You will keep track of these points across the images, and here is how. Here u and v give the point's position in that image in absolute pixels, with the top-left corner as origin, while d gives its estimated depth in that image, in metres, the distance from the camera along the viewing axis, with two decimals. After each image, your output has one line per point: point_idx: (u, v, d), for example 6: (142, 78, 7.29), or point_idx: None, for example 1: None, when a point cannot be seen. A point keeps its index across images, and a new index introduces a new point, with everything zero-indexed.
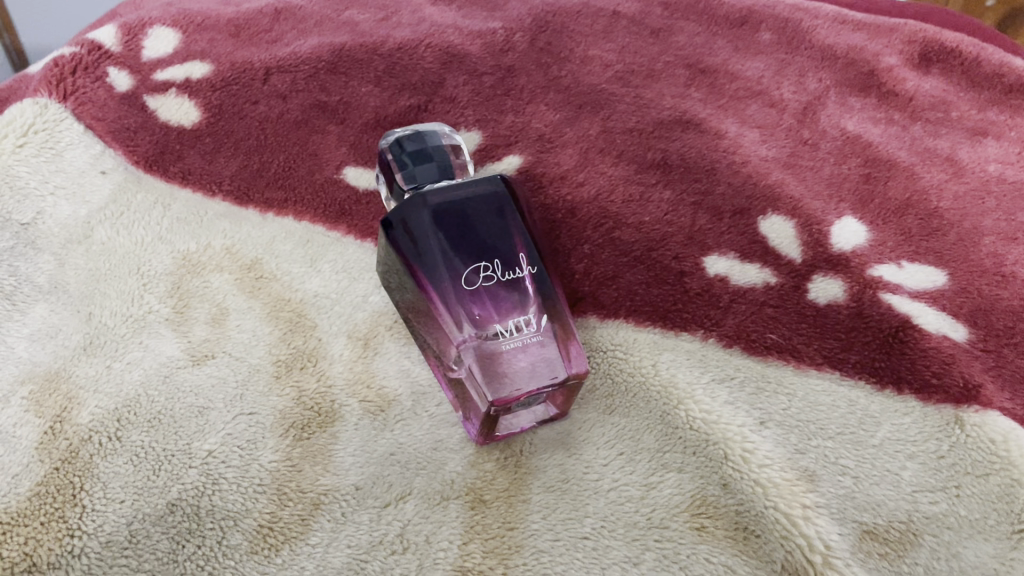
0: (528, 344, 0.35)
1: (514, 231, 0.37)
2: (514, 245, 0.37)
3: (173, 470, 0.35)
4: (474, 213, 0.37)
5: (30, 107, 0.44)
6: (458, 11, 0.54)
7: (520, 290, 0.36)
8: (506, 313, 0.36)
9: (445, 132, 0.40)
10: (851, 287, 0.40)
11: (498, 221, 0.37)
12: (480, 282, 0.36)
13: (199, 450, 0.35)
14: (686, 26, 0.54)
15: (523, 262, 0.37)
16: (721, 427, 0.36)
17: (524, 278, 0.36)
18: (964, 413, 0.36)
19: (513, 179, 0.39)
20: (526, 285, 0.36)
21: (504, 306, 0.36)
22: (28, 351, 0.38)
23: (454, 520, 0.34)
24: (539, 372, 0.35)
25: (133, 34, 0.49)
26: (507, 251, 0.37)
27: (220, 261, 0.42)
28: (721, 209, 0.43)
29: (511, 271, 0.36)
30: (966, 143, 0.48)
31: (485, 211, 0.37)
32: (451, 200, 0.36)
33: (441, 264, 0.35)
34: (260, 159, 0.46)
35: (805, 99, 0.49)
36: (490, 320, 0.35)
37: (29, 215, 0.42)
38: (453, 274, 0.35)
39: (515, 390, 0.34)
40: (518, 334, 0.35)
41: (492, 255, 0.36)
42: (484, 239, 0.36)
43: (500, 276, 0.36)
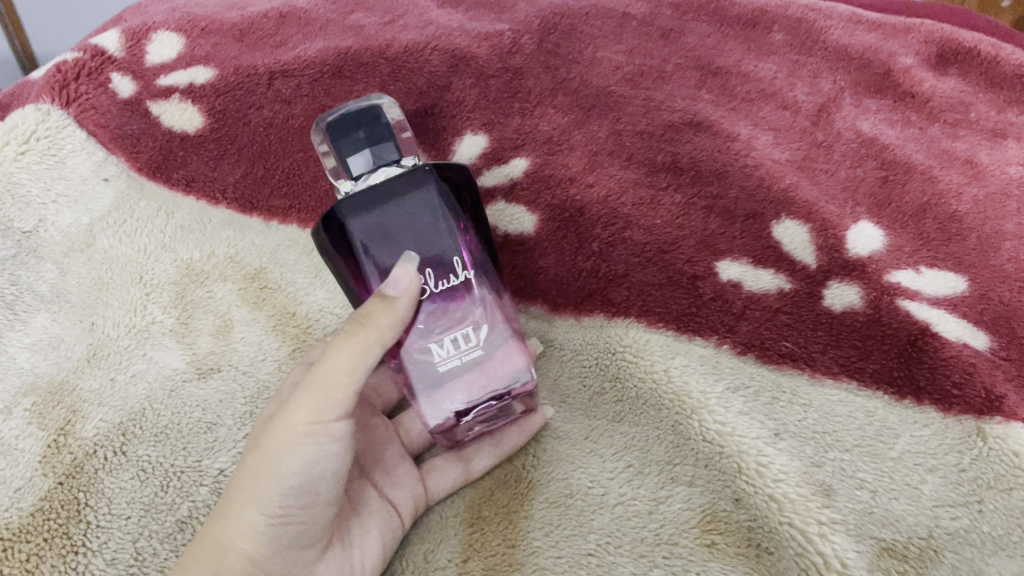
0: (467, 358, 0.32)
1: (450, 227, 0.33)
2: (448, 246, 0.32)
3: (183, 487, 0.36)
4: (404, 214, 0.32)
5: (32, 112, 0.44)
6: (465, 13, 0.53)
7: (456, 300, 0.32)
8: (447, 323, 0.32)
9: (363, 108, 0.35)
10: (869, 294, 0.39)
11: (432, 218, 0.32)
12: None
13: (210, 469, 0.36)
14: (696, 28, 0.53)
15: (459, 268, 0.32)
16: (735, 440, 0.35)
17: (459, 286, 0.32)
18: (986, 425, 0.35)
19: (453, 164, 0.34)
20: (462, 293, 0.32)
21: (444, 316, 0.32)
22: (31, 362, 0.40)
23: (453, 539, 0.35)
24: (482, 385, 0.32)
25: (136, 39, 0.48)
26: (440, 254, 0.32)
27: (223, 270, 0.43)
28: (734, 213, 0.42)
29: (445, 279, 0.32)
30: (986, 144, 0.46)
31: (416, 210, 0.32)
32: (382, 197, 0.32)
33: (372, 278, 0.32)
34: (264, 166, 0.45)
35: (819, 101, 0.48)
36: (430, 332, 0.32)
37: (31, 223, 0.43)
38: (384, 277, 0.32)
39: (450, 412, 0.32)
40: (457, 351, 0.32)
41: (424, 260, 0.32)
42: (417, 243, 0.32)
43: (433, 286, 0.32)
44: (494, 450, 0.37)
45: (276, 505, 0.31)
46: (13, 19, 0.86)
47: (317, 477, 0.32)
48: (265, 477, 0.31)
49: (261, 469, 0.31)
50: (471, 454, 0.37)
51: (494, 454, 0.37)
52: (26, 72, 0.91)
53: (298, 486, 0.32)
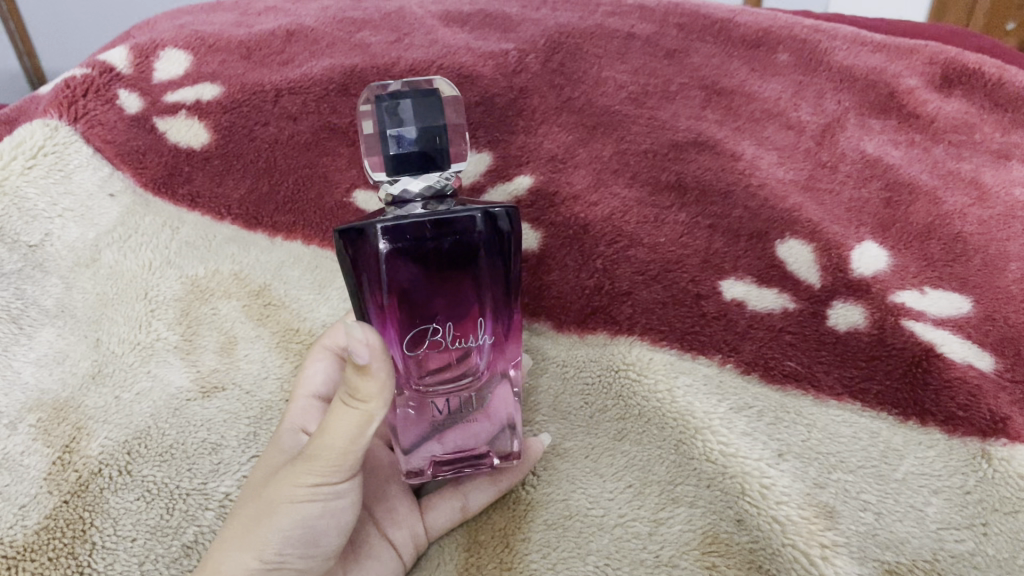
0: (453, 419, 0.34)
1: (484, 285, 0.31)
2: (475, 306, 0.31)
3: (188, 510, 0.36)
4: (443, 260, 0.29)
5: (41, 129, 0.44)
6: (471, 32, 0.53)
7: (465, 358, 0.32)
8: (449, 375, 0.32)
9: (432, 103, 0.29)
10: (873, 314, 0.38)
11: (471, 271, 0.30)
12: (424, 345, 0.31)
13: (216, 492, 0.36)
14: (701, 48, 0.53)
15: (479, 333, 0.32)
16: (739, 461, 0.35)
17: (472, 347, 0.32)
18: (991, 447, 0.35)
19: (512, 211, 0.30)
20: (472, 354, 0.32)
21: (446, 375, 0.32)
22: (35, 377, 0.39)
23: (449, 565, 0.35)
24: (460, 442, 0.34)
25: (144, 56, 0.49)
26: (464, 312, 0.31)
27: (227, 287, 0.43)
28: (737, 232, 0.42)
29: (462, 338, 0.31)
30: (991, 165, 0.46)
31: (456, 259, 0.29)
32: (428, 240, 0.29)
33: (391, 318, 0.30)
34: (269, 182, 0.45)
35: (824, 121, 0.48)
36: (428, 382, 0.32)
37: (37, 237, 0.43)
38: (407, 322, 0.30)
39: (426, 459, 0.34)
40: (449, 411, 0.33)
41: (447, 316, 0.31)
42: (448, 295, 0.30)
43: (449, 342, 0.31)
44: (492, 488, 0.36)
45: (274, 552, 0.32)
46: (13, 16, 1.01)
47: (318, 527, 0.32)
48: (266, 525, 0.31)
49: (261, 519, 0.32)
50: (469, 490, 0.37)
51: (489, 492, 0.36)
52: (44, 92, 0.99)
53: (297, 535, 0.32)
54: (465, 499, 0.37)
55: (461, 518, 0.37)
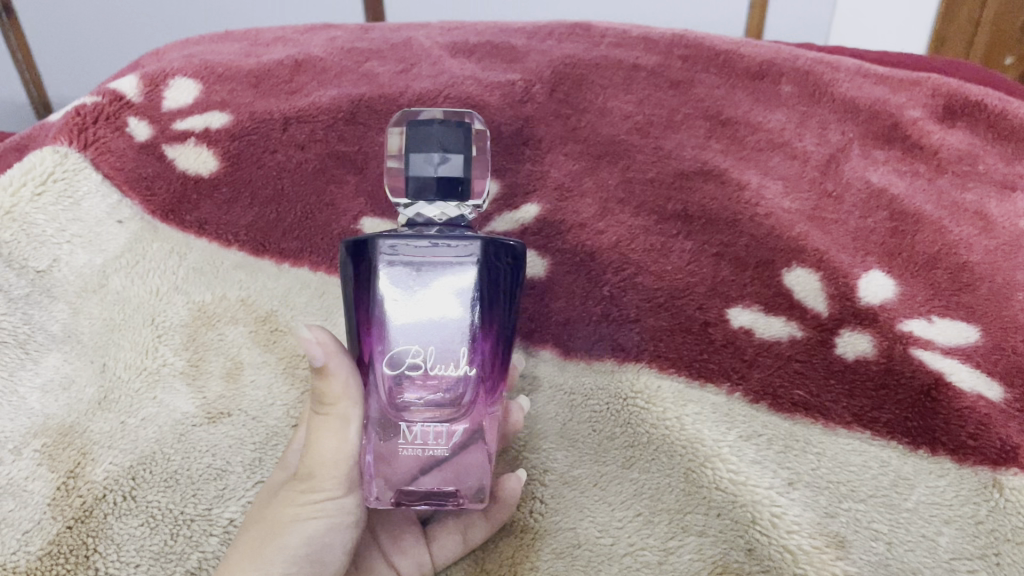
0: (427, 452, 0.32)
1: (476, 312, 0.31)
2: (462, 330, 0.31)
3: (192, 536, 0.37)
4: (434, 278, 0.31)
5: (51, 156, 0.45)
6: (477, 63, 0.54)
7: (446, 391, 0.31)
8: (427, 401, 0.31)
9: (460, 135, 0.31)
10: (881, 343, 0.38)
11: (460, 296, 0.31)
12: (406, 365, 0.31)
13: (219, 519, 0.37)
14: (706, 78, 0.53)
15: (464, 364, 0.31)
16: (749, 490, 0.35)
17: (454, 380, 0.31)
18: (1002, 476, 0.35)
19: (519, 245, 0.32)
20: (454, 388, 0.31)
21: (425, 399, 0.31)
22: (41, 404, 0.40)
23: None
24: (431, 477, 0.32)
25: (154, 85, 0.49)
26: (450, 337, 0.31)
27: (235, 313, 0.43)
28: (744, 261, 0.41)
29: (446, 364, 0.31)
30: (995, 196, 0.46)
31: (448, 279, 0.31)
32: (419, 254, 0.31)
33: (378, 332, 0.31)
34: (277, 210, 0.45)
35: (828, 151, 0.48)
36: (406, 405, 0.31)
37: (46, 263, 0.43)
38: (393, 339, 0.31)
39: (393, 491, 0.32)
40: (422, 444, 0.32)
41: (432, 337, 0.31)
42: (435, 316, 0.31)
43: (431, 365, 0.31)
44: (489, 521, 0.37)
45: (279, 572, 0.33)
46: (19, 38, 1.06)
47: (323, 544, 0.34)
48: (271, 548, 0.33)
49: (264, 540, 0.34)
50: (469, 523, 0.38)
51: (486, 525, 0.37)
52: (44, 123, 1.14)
53: (302, 552, 0.34)
54: (466, 531, 0.38)
55: (463, 548, 0.38)
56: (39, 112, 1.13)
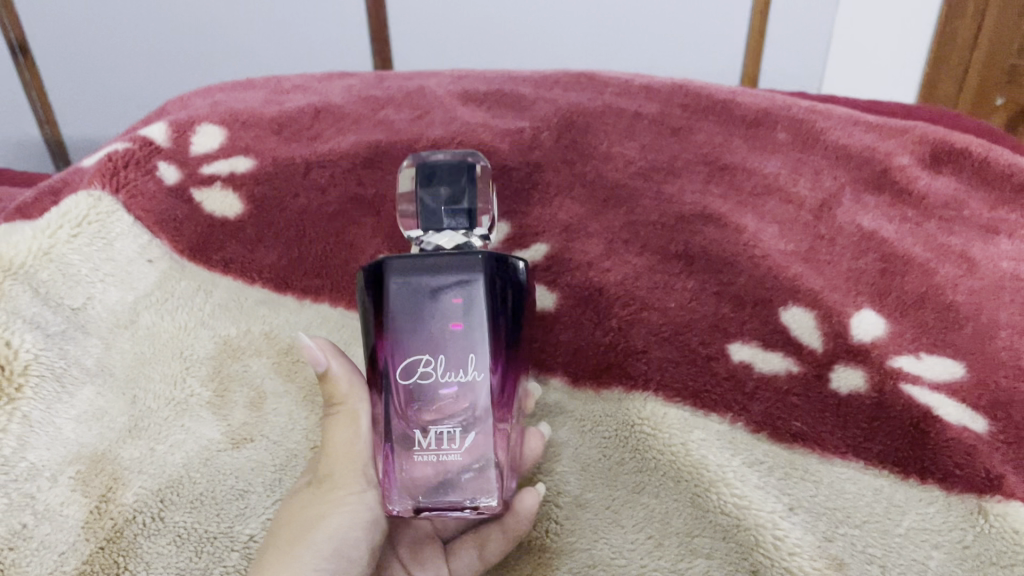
0: (442, 457, 0.34)
1: (479, 321, 0.35)
2: (468, 339, 0.35)
3: (216, 552, 0.39)
4: (438, 293, 0.35)
5: (86, 199, 0.47)
6: (488, 111, 0.57)
7: (457, 395, 0.34)
8: (440, 406, 0.34)
9: (464, 173, 0.37)
10: (873, 378, 0.40)
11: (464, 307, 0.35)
12: (418, 374, 0.35)
13: (240, 535, 0.40)
14: (705, 126, 0.56)
15: (470, 369, 0.35)
16: (753, 514, 0.38)
17: (464, 384, 0.34)
18: (987, 503, 0.37)
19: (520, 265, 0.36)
20: (465, 392, 0.34)
21: (437, 405, 0.34)
22: (76, 433, 0.41)
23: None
24: (448, 484, 0.34)
25: (182, 131, 0.52)
26: (456, 347, 0.35)
27: (259, 345, 0.46)
28: (743, 299, 0.44)
29: (455, 372, 0.35)
30: (979, 240, 0.49)
31: (451, 293, 0.35)
32: (423, 272, 0.35)
33: (391, 348, 0.35)
34: (299, 250, 0.48)
35: (821, 196, 0.51)
36: (420, 411, 0.35)
37: (80, 300, 0.44)
38: (404, 352, 0.35)
39: (412, 501, 0.34)
40: (437, 449, 0.34)
41: (440, 348, 0.35)
42: (442, 329, 0.35)
43: (440, 373, 0.35)
44: (505, 540, 0.40)
45: (312, 567, 0.35)
46: (35, 77, 1.10)
47: (349, 541, 0.37)
48: (300, 544, 0.36)
49: (297, 540, 0.36)
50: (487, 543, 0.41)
51: (504, 544, 0.40)
52: (53, 159, 1.17)
53: (331, 549, 0.36)
54: (481, 548, 0.41)
55: (480, 565, 0.42)
56: (52, 149, 1.16)
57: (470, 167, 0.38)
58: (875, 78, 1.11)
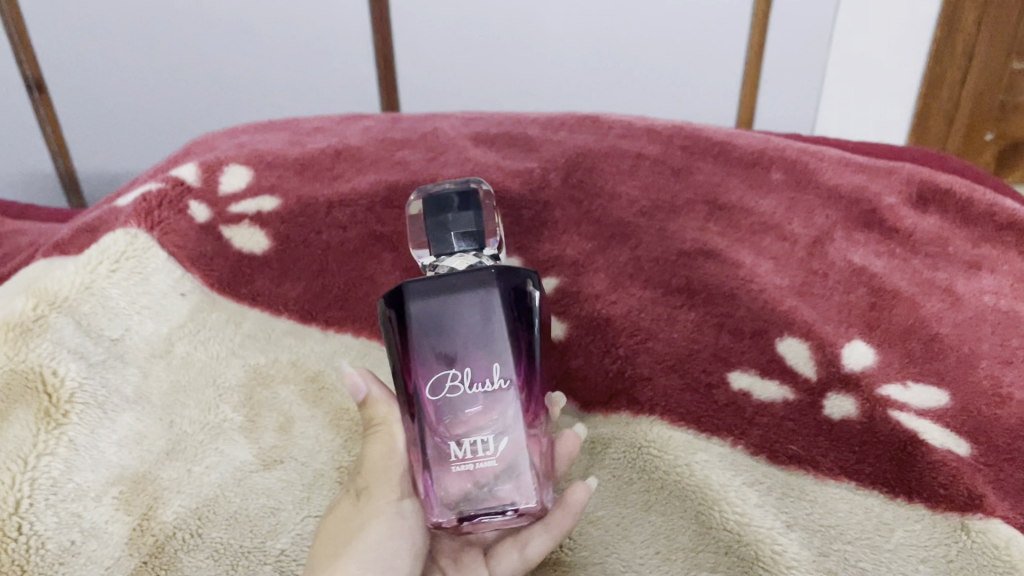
0: (479, 463, 0.37)
1: (498, 331, 0.38)
2: (489, 350, 0.38)
3: (250, 565, 0.42)
4: (456, 311, 0.37)
5: (123, 236, 0.49)
6: (498, 152, 0.60)
7: (487, 404, 0.37)
8: (471, 416, 0.37)
9: (468, 198, 0.39)
10: (863, 404, 0.44)
11: (483, 319, 0.37)
12: (447, 389, 0.37)
13: (273, 548, 0.43)
14: (703, 167, 0.59)
15: (495, 377, 0.37)
16: (753, 529, 0.41)
17: (492, 391, 0.37)
18: (969, 520, 0.40)
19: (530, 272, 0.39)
20: (494, 399, 0.37)
21: (469, 417, 0.37)
22: (118, 456, 0.44)
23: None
24: (487, 488, 0.37)
25: (211, 171, 0.54)
26: (480, 358, 0.38)
27: (286, 372, 0.49)
28: (742, 330, 0.47)
29: (481, 382, 0.37)
30: (962, 276, 0.52)
31: (469, 309, 0.37)
32: (440, 293, 0.37)
33: (419, 368, 0.38)
34: (323, 283, 0.51)
35: (814, 234, 0.54)
36: (453, 424, 0.37)
37: (119, 331, 0.47)
38: (432, 370, 0.38)
39: (455, 511, 0.37)
40: (473, 457, 0.37)
41: (465, 361, 0.37)
42: (465, 343, 0.37)
43: (468, 385, 0.37)
44: (549, 536, 0.42)
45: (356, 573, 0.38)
46: (50, 114, 1.11)
47: (389, 550, 0.40)
48: (344, 553, 0.39)
49: (340, 549, 0.39)
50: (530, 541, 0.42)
51: (549, 539, 0.42)
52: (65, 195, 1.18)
53: (373, 557, 0.39)
54: (525, 549, 0.42)
55: (522, 565, 0.43)
56: (62, 179, 1.17)
57: (472, 191, 0.40)
58: (868, 112, 1.16)
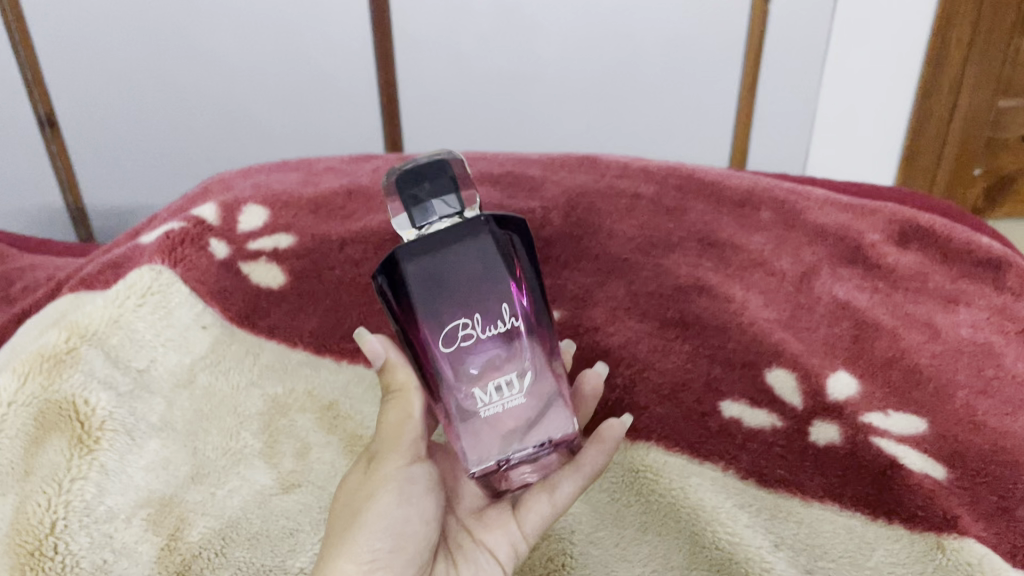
0: (508, 402, 0.42)
1: (499, 278, 0.41)
2: (495, 297, 0.41)
3: None
4: (454, 263, 0.40)
5: (148, 272, 0.52)
6: (502, 191, 0.63)
7: (503, 346, 0.41)
8: (491, 361, 0.41)
9: (440, 170, 0.41)
10: (847, 431, 0.46)
11: (480, 266, 0.41)
12: (461, 338, 0.41)
13: (293, 566, 0.47)
14: (696, 206, 0.62)
15: (506, 319, 0.41)
16: (743, 549, 0.45)
17: (505, 333, 0.41)
18: (946, 540, 0.43)
19: (518, 215, 0.42)
20: (507, 340, 0.42)
21: (489, 362, 0.41)
22: (145, 480, 0.46)
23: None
24: (517, 425, 0.42)
25: (230, 210, 0.58)
26: (488, 305, 0.41)
27: (303, 402, 0.52)
28: (733, 361, 0.49)
29: (492, 326, 0.41)
30: (940, 309, 0.55)
31: (467, 259, 0.41)
32: (437, 248, 0.40)
33: (427, 323, 0.41)
34: (336, 317, 0.53)
35: (801, 270, 0.57)
36: (474, 371, 0.41)
37: (144, 363, 0.50)
38: (441, 322, 0.41)
39: (491, 450, 0.42)
40: (502, 399, 0.41)
41: (472, 309, 0.41)
42: (470, 293, 0.41)
43: (481, 331, 0.41)
44: (579, 475, 0.45)
45: (366, 540, 0.42)
46: (60, 148, 1.13)
47: (398, 516, 0.43)
48: (356, 523, 0.42)
49: (353, 518, 0.42)
50: (559, 484, 0.45)
51: (579, 479, 0.45)
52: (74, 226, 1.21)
53: (383, 526, 0.42)
54: (555, 492, 0.45)
55: (553, 511, 0.46)
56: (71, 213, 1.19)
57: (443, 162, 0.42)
58: (860, 149, 1.19)
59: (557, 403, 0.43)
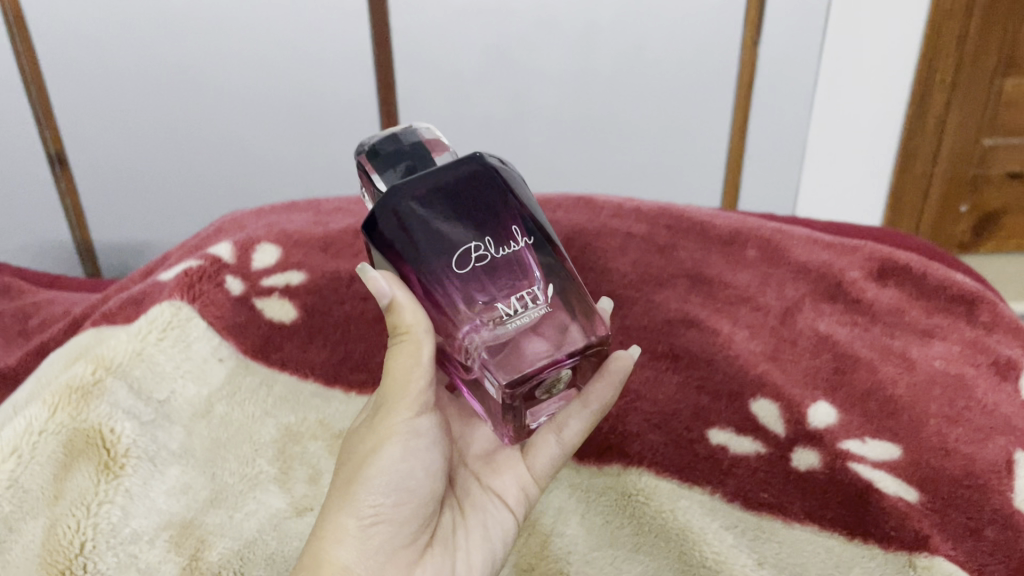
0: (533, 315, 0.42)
1: (500, 210, 0.43)
2: (500, 224, 0.43)
3: None
4: (453, 198, 0.42)
5: (168, 308, 0.55)
6: None
7: (517, 264, 0.43)
8: (509, 282, 0.42)
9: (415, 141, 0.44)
10: (827, 458, 0.49)
11: (479, 200, 0.43)
12: (474, 261, 0.42)
13: None
14: (686, 244, 0.65)
15: (517, 241, 0.43)
16: (728, 566, 0.49)
17: (517, 251, 0.43)
18: (916, 557, 0.46)
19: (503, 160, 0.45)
20: (521, 258, 0.43)
21: (506, 279, 0.42)
22: (166, 503, 0.49)
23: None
24: (545, 338, 0.42)
25: (245, 248, 0.61)
26: (495, 230, 0.43)
27: (315, 430, 0.54)
28: (720, 392, 0.53)
29: (504, 246, 0.43)
30: (916, 343, 0.58)
31: (464, 193, 0.42)
32: (434, 185, 0.42)
33: (437, 256, 0.41)
34: (345, 350, 0.57)
35: (785, 306, 0.60)
36: (493, 289, 0.42)
37: (165, 394, 0.52)
38: (450, 252, 0.41)
39: (522, 364, 0.41)
40: (525, 310, 0.42)
41: (480, 236, 0.42)
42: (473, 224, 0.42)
43: (494, 252, 0.42)
44: (586, 412, 0.48)
45: (371, 494, 0.44)
46: (70, 187, 1.16)
47: (404, 471, 0.45)
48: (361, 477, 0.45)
49: (359, 469, 0.45)
50: (567, 421, 0.49)
51: (586, 419, 0.48)
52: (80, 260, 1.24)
53: (387, 480, 0.45)
54: (562, 431, 0.49)
55: (562, 448, 0.50)
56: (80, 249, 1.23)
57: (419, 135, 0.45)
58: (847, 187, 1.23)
59: (580, 316, 0.44)
